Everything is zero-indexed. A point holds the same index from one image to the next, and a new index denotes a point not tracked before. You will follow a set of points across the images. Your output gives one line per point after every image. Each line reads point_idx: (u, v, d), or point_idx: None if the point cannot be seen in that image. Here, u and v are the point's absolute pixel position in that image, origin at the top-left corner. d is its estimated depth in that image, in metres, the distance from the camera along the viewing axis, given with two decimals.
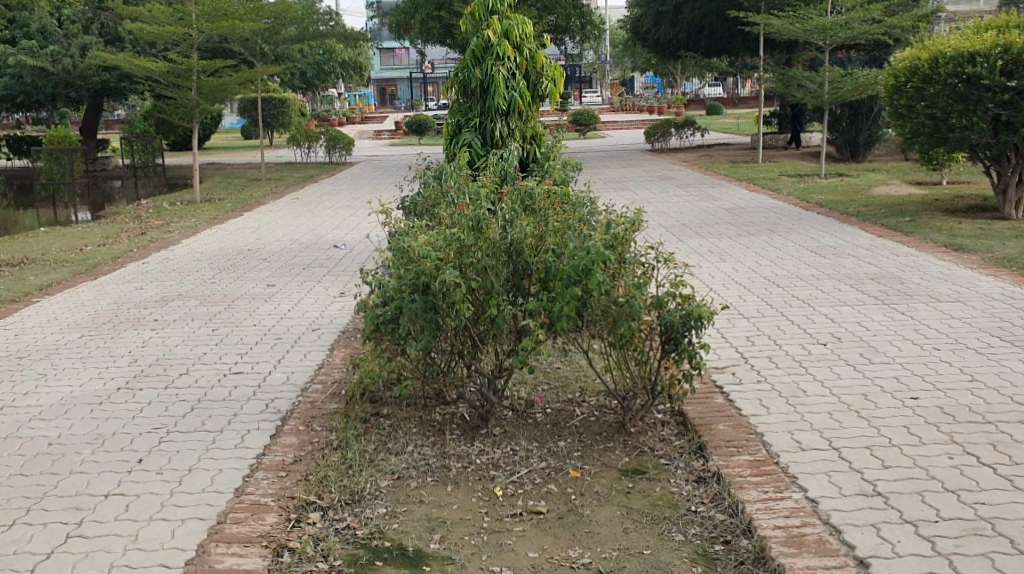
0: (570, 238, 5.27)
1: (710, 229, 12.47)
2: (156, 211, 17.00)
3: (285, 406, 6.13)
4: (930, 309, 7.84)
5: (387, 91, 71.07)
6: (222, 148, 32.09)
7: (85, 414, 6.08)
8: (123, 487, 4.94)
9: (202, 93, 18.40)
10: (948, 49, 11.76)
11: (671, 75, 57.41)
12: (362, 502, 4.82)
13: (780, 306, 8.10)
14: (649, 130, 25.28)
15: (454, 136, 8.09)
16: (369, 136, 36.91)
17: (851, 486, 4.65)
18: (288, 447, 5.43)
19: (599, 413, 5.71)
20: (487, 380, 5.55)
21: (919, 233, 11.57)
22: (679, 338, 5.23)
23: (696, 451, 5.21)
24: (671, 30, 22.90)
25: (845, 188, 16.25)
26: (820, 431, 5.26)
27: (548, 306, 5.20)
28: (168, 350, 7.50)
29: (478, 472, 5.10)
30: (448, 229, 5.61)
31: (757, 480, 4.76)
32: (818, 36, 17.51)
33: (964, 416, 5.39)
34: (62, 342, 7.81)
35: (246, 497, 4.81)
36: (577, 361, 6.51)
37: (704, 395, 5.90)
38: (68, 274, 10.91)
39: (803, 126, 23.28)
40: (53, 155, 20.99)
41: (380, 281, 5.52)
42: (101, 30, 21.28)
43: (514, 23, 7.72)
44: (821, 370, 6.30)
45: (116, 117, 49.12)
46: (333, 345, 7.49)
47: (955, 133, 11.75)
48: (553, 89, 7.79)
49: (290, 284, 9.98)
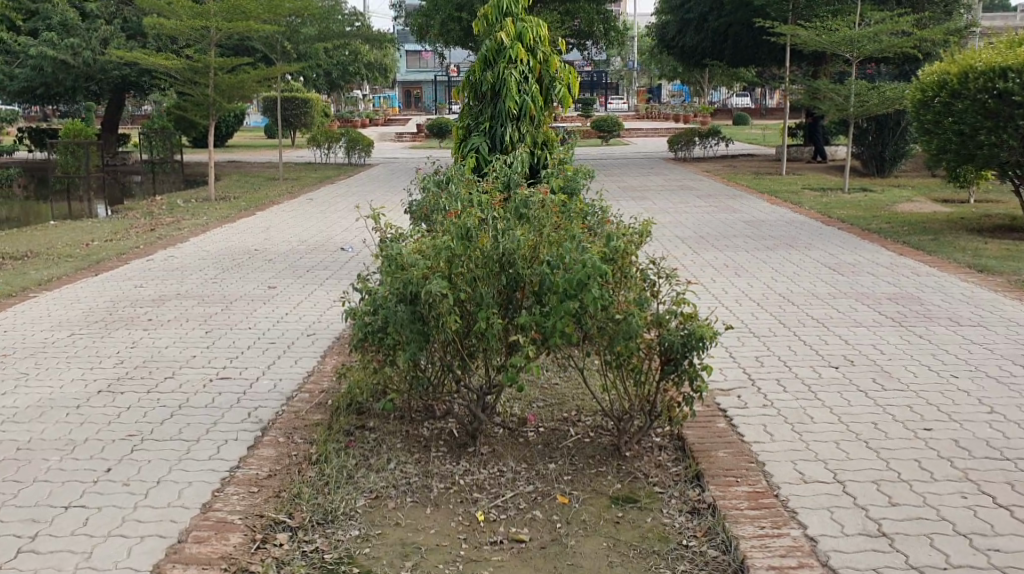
0: (566, 249, 4.97)
1: (727, 243, 12.17)
2: (169, 207, 16.85)
3: (267, 415, 5.86)
4: (949, 334, 7.49)
5: (412, 94, 71.06)
6: (242, 147, 31.97)
7: (59, 418, 5.85)
8: (85, 498, 4.73)
9: (221, 90, 18.22)
10: (978, 63, 11.44)
11: (697, 84, 56.92)
12: (335, 523, 4.56)
13: (792, 326, 7.79)
14: (671, 138, 24.97)
15: (462, 140, 7.84)
16: (391, 137, 36.82)
17: (853, 524, 4.34)
18: (264, 460, 5.16)
19: (594, 435, 5.43)
20: (476, 397, 5.29)
21: (943, 252, 11.21)
22: (679, 359, 4.97)
23: (692, 480, 4.91)
24: (696, 37, 22.57)
25: (869, 203, 15.89)
26: (825, 462, 4.95)
27: (541, 322, 4.94)
28: (157, 352, 7.27)
29: (460, 493, 4.84)
30: (439, 235, 5.35)
31: (753, 515, 4.45)
32: (844, 48, 17.13)
33: (981, 452, 5.06)
34: (50, 341, 7.60)
35: (212, 514, 4.57)
36: (575, 376, 6.23)
37: (705, 419, 5.59)
38: (70, 269, 10.73)
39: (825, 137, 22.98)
40: (69, 149, 20.82)
41: (369, 288, 5.28)
42: (123, 25, 21.17)
43: (527, 25, 7.44)
44: (831, 396, 5.98)
45: (142, 113, 49.40)
46: (325, 352, 7.23)
47: (984, 150, 11.39)
48: (567, 93, 7.54)
49: (291, 286, 9.75)
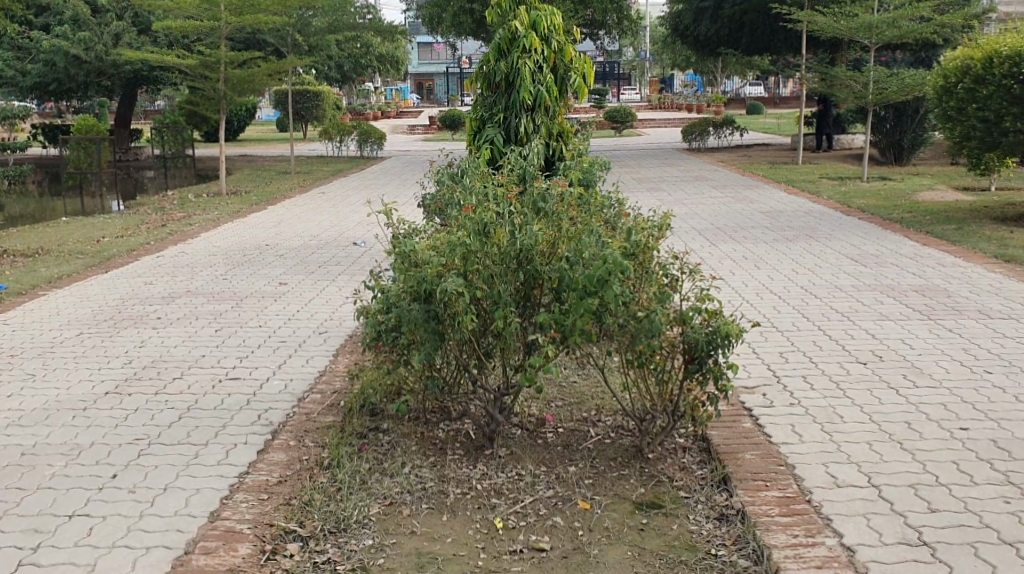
0: (586, 244, 4.78)
1: (745, 234, 11.93)
2: (181, 202, 16.69)
3: (277, 417, 5.67)
4: (978, 327, 7.28)
5: (424, 86, 70.89)
6: (255, 141, 31.75)
7: (65, 421, 5.68)
8: (89, 506, 4.56)
9: (231, 85, 18.05)
10: (1002, 48, 11.20)
11: (709, 73, 56.45)
12: (348, 532, 4.39)
13: (817, 320, 7.57)
14: (685, 128, 24.68)
15: (476, 132, 7.63)
16: (403, 130, 36.63)
17: (893, 532, 4.14)
18: (274, 465, 4.98)
19: (615, 436, 5.23)
20: (493, 398, 5.10)
21: (968, 242, 10.95)
22: (704, 357, 4.77)
23: (719, 484, 4.71)
24: (711, 27, 22.27)
25: (889, 192, 15.66)
26: (858, 465, 4.75)
27: (560, 320, 4.75)
28: (166, 352, 7.09)
29: (477, 499, 4.66)
30: (454, 231, 5.16)
31: (786, 522, 4.25)
32: (863, 34, 16.84)
33: (1021, 453, 4.84)
34: (58, 341, 7.44)
35: (220, 523, 4.40)
36: (594, 374, 6.04)
37: (730, 419, 5.40)
38: (80, 267, 10.56)
39: (832, 126, 22.72)
40: (82, 145, 20.63)
41: (382, 285, 5.08)
42: (134, 20, 21.03)
43: (541, 14, 7.14)
44: (859, 394, 5.77)
45: (153, 108, 49.39)
46: (337, 350, 7.05)
47: (1009, 137, 11.13)
48: (581, 83, 7.30)
49: (303, 282, 9.55)
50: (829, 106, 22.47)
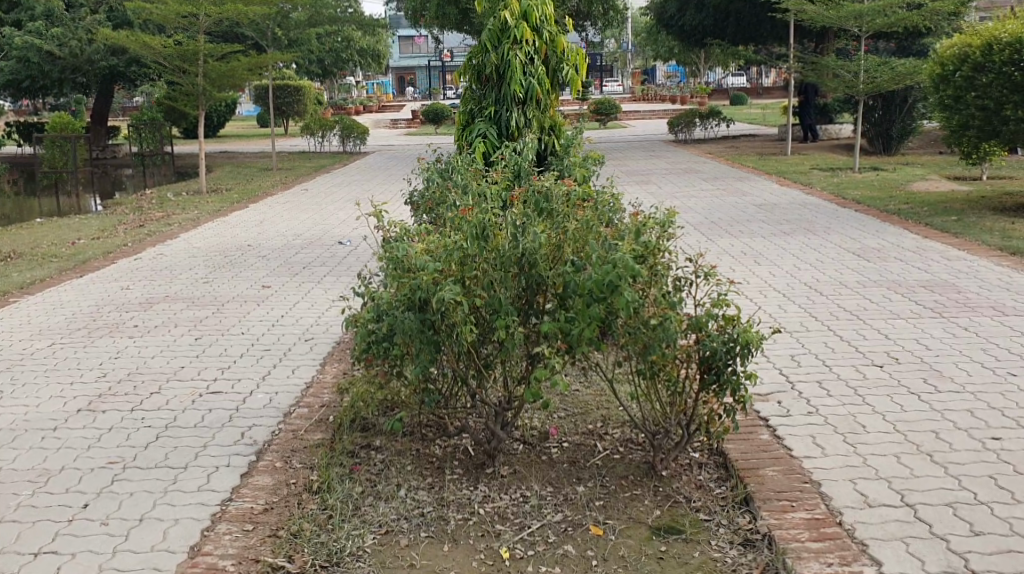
0: (593, 248, 4.41)
1: (740, 228, 11.63)
2: (158, 200, 16.25)
3: (262, 435, 5.30)
4: (995, 325, 6.97)
5: (405, 80, 70.46)
6: (235, 137, 31.22)
7: (33, 443, 5.29)
8: (58, 542, 4.20)
9: (211, 80, 17.58)
10: (1003, 34, 10.90)
11: (693, 65, 56.21)
12: (342, 566, 4.06)
13: (826, 319, 7.23)
14: (671, 120, 24.32)
15: (466, 126, 7.21)
16: (386, 124, 36.20)
17: (935, 560, 3.87)
18: (258, 490, 4.62)
19: (624, 450, 4.89)
20: (493, 412, 4.73)
21: (970, 234, 10.67)
22: (721, 368, 4.41)
23: (740, 504, 4.39)
24: (696, 16, 21.93)
25: (882, 183, 15.34)
26: (888, 481, 4.46)
27: (566, 328, 4.39)
28: (142, 363, 6.70)
29: (481, 525, 4.32)
30: (449, 235, 4.78)
31: (818, 549, 3.98)
32: (853, 22, 16.49)
33: None
34: (27, 353, 7.04)
35: (201, 559, 4.07)
36: (598, 383, 5.69)
37: (747, 431, 5.06)
38: (54, 270, 10.18)
39: (813, 118, 22.22)
40: (55, 144, 20.43)
41: (372, 292, 4.69)
42: (110, 14, 20.37)
43: (533, 3, 6.78)
44: (881, 401, 5.44)
45: (132, 106, 48.89)
46: (324, 359, 6.70)
47: (1010, 126, 10.81)
48: (575, 76, 6.93)
49: (287, 285, 9.17)
50: (812, 96, 21.92)
